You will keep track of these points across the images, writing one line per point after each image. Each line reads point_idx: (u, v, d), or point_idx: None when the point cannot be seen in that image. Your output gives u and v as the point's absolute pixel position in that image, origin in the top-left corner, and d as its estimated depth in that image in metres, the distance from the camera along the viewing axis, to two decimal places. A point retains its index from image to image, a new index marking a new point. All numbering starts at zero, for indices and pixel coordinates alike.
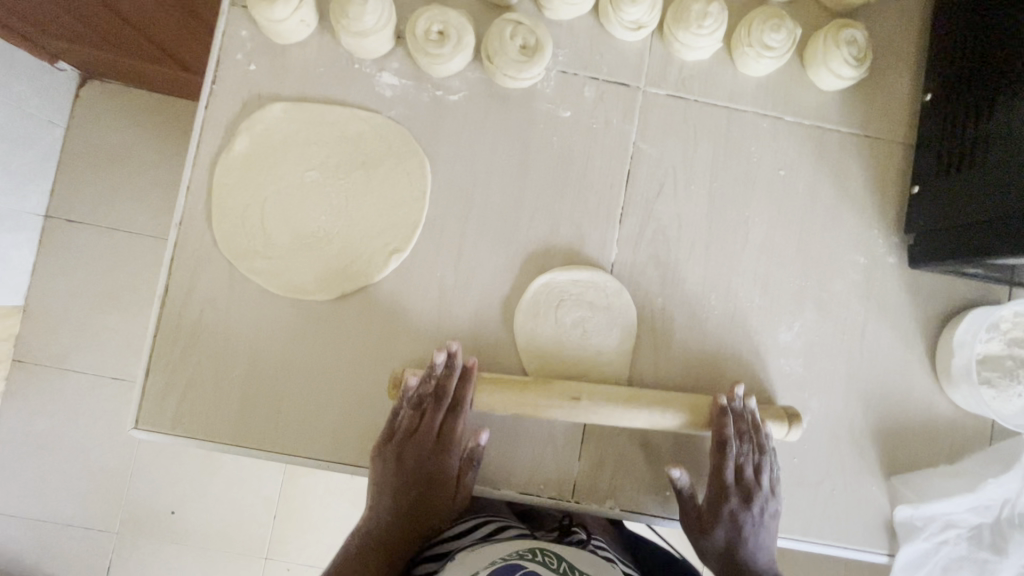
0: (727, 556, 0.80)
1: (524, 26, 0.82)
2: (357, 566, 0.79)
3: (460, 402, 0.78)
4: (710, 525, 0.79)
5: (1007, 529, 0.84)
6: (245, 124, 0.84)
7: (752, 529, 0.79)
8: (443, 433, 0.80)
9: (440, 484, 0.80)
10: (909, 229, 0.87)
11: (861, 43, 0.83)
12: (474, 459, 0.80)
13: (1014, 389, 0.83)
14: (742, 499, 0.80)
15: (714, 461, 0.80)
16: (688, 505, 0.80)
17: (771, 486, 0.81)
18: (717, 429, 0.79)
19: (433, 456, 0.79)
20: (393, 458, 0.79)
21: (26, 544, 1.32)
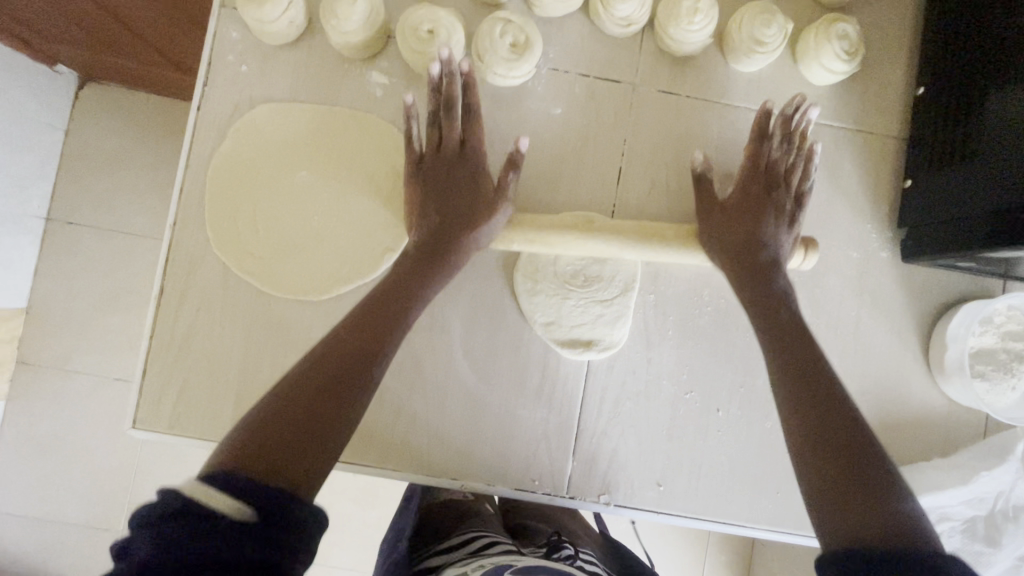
0: (746, 246, 0.75)
1: (513, 24, 0.81)
2: (339, 350, 0.63)
3: (452, 97, 0.76)
4: (726, 228, 0.76)
5: (1000, 521, 0.85)
6: (236, 126, 0.84)
7: (774, 222, 0.76)
8: (463, 142, 0.78)
9: (468, 215, 0.76)
10: (902, 223, 0.87)
11: (853, 37, 0.82)
12: (514, 165, 0.77)
13: (1007, 383, 0.84)
14: (770, 188, 0.78)
15: (750, 151, 0.79)
16: (725, 236, 0.76)
17: (802, 187, 0.79)
18: (763, 123, 0.78)
19: (452, 163, 0.78)
20: (423, 169, 0.78)
21: (32, 543, 1.33)
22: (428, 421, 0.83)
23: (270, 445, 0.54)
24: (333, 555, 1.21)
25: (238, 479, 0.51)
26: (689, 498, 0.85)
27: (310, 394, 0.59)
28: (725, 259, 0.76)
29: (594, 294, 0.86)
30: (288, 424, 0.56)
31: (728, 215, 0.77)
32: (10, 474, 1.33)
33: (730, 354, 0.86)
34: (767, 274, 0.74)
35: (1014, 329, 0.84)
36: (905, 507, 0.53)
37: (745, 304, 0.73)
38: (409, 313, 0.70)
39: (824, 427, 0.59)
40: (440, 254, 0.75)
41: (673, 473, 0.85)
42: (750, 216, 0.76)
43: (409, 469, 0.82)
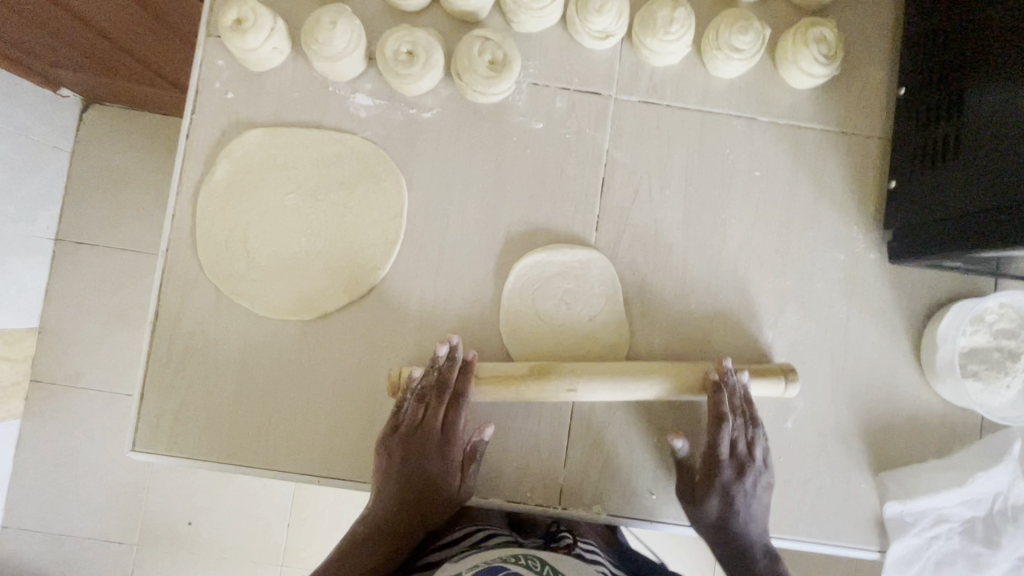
0: (717, 527, 0.80)
1: (491, 41, 0.82)
2: (378, 563, 0.80)
3: (447, 383, 0.79)
4: (705, 494, 0.80)
5: (999, 522, 0.84)
6: (223, 153, 0.86)
7: (744, 500, 0.80)
8: (444, 424, 0.80)
9: (439, 450, 0.80)
10: (888, 225, 0.87)
11: (830, 41, 0.83)
12: (476, 450, 0.80)
13: (1001, 382, 0.83)
14: (735, 471, 0.80)
15: (709, 438, 0.81)
16: (683, 469, 0.82)
17: (765, 460, 0.82)
18: (716, 410, 0.79)
19: (427, 445, 0.80)
20: (392, 451, 0.80)
21: (54, 554, 1.36)
22: None
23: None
24: None
25: None
26: (680, 505, 0.85)
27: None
28: (688, 488, 0.81)
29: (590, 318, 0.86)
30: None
31: (704, 486, 0.80)
32: (31, 486, 1.36)
33: None
34: (746, 559, 0.81)
35: (1006, 327, 0.83)
36: None
37: (711, 546, 0.82)
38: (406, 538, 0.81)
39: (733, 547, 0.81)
40: (422, 510, 0.81)
41: (665, 481, 0.85)
42: (707, 487, 0.80)
43: None
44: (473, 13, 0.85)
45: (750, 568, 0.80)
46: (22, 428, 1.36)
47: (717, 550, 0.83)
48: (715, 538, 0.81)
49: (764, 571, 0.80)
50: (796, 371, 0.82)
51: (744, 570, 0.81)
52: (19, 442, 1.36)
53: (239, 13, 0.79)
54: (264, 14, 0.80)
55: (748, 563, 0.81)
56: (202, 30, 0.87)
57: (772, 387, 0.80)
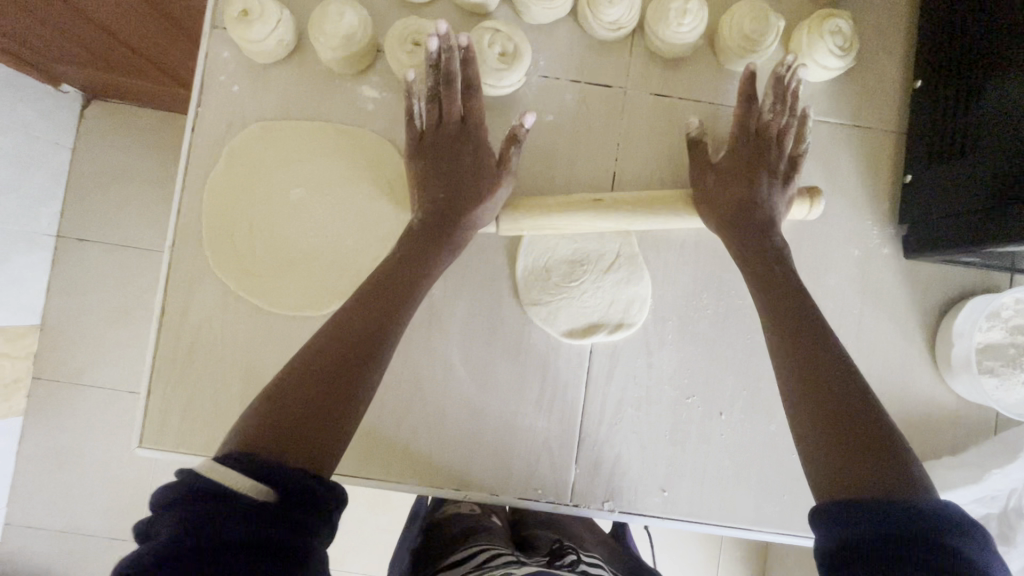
0: (745, 205, 0.75)
1: (501, 33, 0.81)
2: (371, 294, 0.67)
3: (453, 74, 0.75)
4: (738, 180, 0.75)
5: (1014, 519, 0.83)
6: (229, 147, 0.85)
7: (772, 188, 0.76)
8: (466, 113, 0.77)
9: (477, 148, 0.77)
10: (903, 219, 0.86)
11: (846, 32, 0.81)
12: (516, 141, 0.77)
13: (1016, 377, 0.82)
14: (767, 175, 0.76)
15: (738, 115, 0.78)
16: (712, 179, 0.77)
17: (797, 150, 0.79)
18: (750, 85, 0.76)
19: (456, 138, 0.77)
20: (427, 133, 0.77)
21: (59, 550, 1.36)
22: (428, 432, 0.83)
23: (301, 427, 0.55)
24: (348, 560, 1.22)
25: (258, 458, 0.52)
26: (692, 504, 0.84)
27: (319, 394, 0.58)
28: (721, 224, 0.76)
29: (605, 276, 0.86)
30: (302, 407, 0.56)
31: (723, 177, 0.76)
32: (36, 482, 1.36)
33: (732, 360, 0.85)
34: (776, 262, 0.72)
35: (1022, 322, 0.82)
36: (891, 437, 0.56)
37: (738, 258, 0.74)
38: (451, 244, 0.75)
39: (810, 372, 0.61)
40: (452, 221, 0.75)
41: (677, 479, 0.84)
42: (746, 176, 0.76)
43: (414, 482, 0.83)
44: (482, 5, 0.84)
45: (795, 317, 0.66)
46: (26, 425, 1.36)
47: (784, 366, 0.63)
48: (774, 296, 0.69)
49: (779, 242, 0.74)
50: (818, 188, 0.80)
51: (766, 274, 0.71)
52: (23, 439, 1.36)
53: (246, 4, 0.78)
54: (271, 6, 0.79)
55: (793, 298, 0.67)
56: (207, 22, 0.85)
57: (796, 207, 0.79)
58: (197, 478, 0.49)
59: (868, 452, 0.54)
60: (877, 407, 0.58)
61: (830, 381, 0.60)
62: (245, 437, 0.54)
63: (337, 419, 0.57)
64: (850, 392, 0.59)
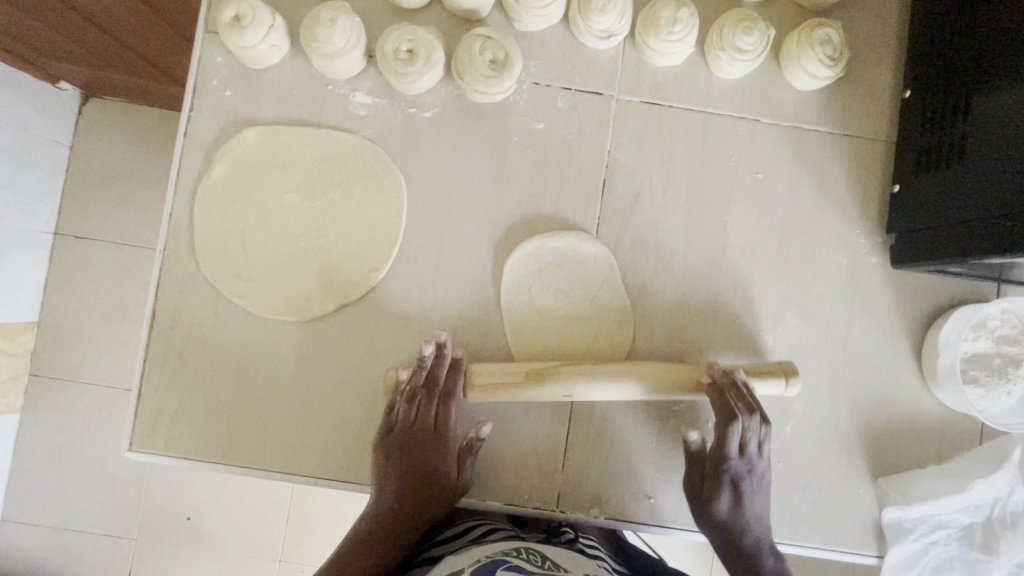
0: (731, 531, 0.80)
1: (492, 40, 0.81)
2: (385, 549, 0.81)
3: (434, 383, 0.80)
4: (715, 491, 0.79)
5: (998, 528, 0.84)
6: (220, 151, 0.85)
7: (751, 490, 0.80)
8: (438, 408, 0.81)
9: (439, 469, 0.82)
10: (891, 229, 0.86)
11: (836, 42, 0.82)
12: (478, 433, 0.81)
13: (1002, 388, 0.83)
14: (733, 484, 0.80)
15: (720, 434, 0.78)
16: (693, 472, 0.81)
17: (762, 456, 0.81)
18: (722, 406, 0.77)
19: (422, 441, 0.81)
20: (393, 454, 0.80)
21: (54, 546, 1.36)
22: None
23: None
24: None
25: None
26: (678, 510, 0.85)
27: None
28: (692, 489, 0.81)
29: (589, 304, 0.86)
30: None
31: (711, 491, 0.80)
32: (33, 478, 1.36)
33: None
34: (756, 562, 0.80)
35: (1009, 333, 0.83)
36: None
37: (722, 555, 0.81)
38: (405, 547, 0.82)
39: None
40: (422, 508, 0.82)
41: (663, 485, 0.85)
42: (710, 482, 0.80)
43: None
44: (474, 12, 0.84)
45: (744, 549, 0.80)
46: (24, 421, 1.36)
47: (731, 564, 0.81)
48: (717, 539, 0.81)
49: (771, 569, 0.80)
50: (794, 366, 0.80)
51: (749, 569, 0.80)
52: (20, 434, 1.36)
53: (237, 9, 0.78)
54: (262, 11, 0.79)
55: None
56: (200, 26, 0.86)
57: (773, 387, 0.79)
58: None
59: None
60: None
61: (755, 562, 0.80)
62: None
63: None
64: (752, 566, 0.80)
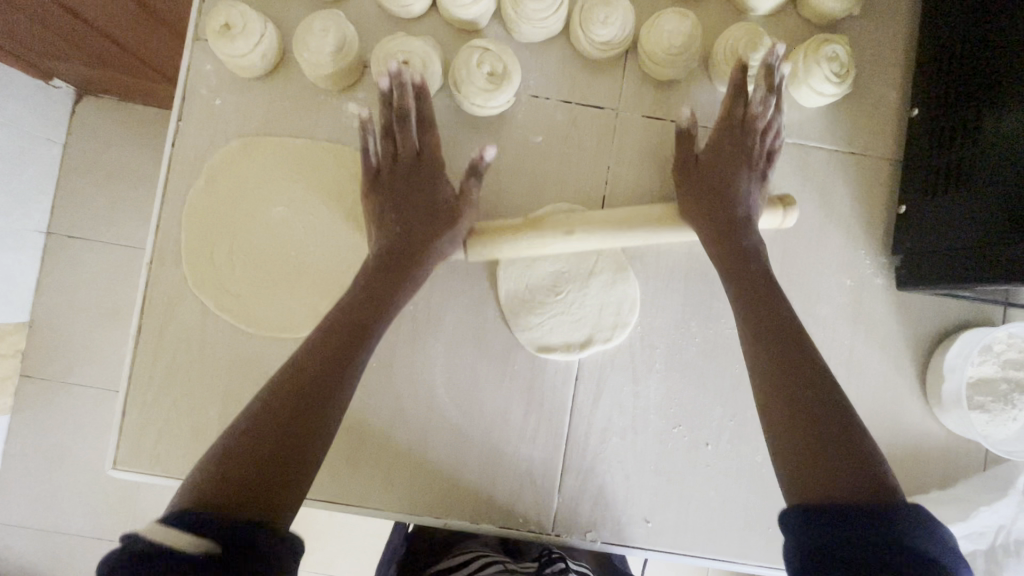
0: (726, 224, 0.74)
1: (490, 52, 0.79)
2: (370, 312, 0.68)
3: (407, 112, 0.76)
4: (707, 194, 0.75)
5: (1001, 556, 0.82)
6: (209, 164, 0.83)
7: (748, 188, 0.76)
8: (421, 151, 0.77)
9: (435, 224, 0.75)
10: (897, 249, 0.84)
11: (843, 58, 0.79)
12: (475, 172, 0.77)
13: (1007, 414, 0.81)
14: (748, 168, 0.76)
15: (726, 105, 0.77)
16: (694, 172, 0.77)
17: (768, 172, 0.78)
18: (739, 78, 0.75)
19: (417, 181, 0.76)
20: (383, 188, 0.76)
21: (40, 551, 1.33)
22: (410, 457, 0.82)
23: (275, 470, 0.53)
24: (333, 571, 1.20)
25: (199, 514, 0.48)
26: (676, 535, 0.83)
27: (285, 434, 0.56)
28: (699, 214, 0.75)
29: (589, 282, 0.84)
30: (268, 452, 0.54)
31: (711, 182, 0.76)
32: (20, 481, 1.32)
33: (719, 392, 0.84)
34: (747, 261, 0.71)
35: (1015, 357, 0.81)
36: (865, 439, 0.57)
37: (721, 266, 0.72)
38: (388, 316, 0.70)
39: (788, 396, 0.60)
40: (416, 265, 0.74)
41: (661, 509, 0.83)
42: (721, 172, 0.76)
43: (393, 509, 0.81)
44: (473, 22, 0.82)
45: (797, 354, 0.63)
46: (12, 424, 1.32)
47: (766, 422, 0.61)
48: (731, 254, 0.72)
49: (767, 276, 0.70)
50: (791, 197, 0.79)
51: (751, 295, 0.69)
52: (9, 436, 1.32)
53: (228, 18, 0.76)
54: (254, 20, 0.77)
55: (788, 328, 0.65)
56: (190, 33, 0.83)
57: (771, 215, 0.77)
58: (146, 540, 0.44)
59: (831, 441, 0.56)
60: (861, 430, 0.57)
61: (824, 413, 0.58)
62: (200, 487, 0.51)
63: (297, 458, 0.55)
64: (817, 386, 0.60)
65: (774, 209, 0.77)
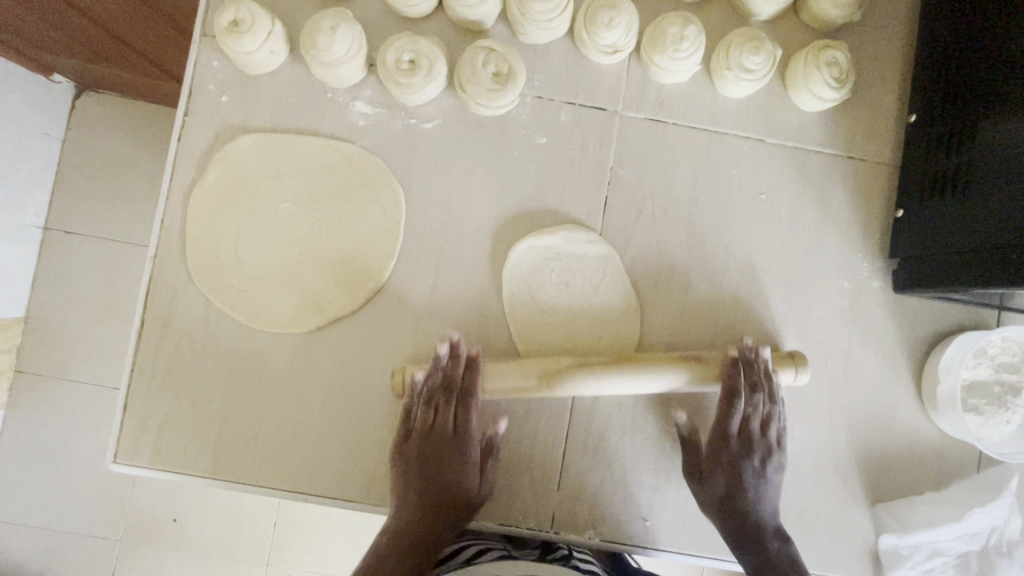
0: (730, 505, 0.78)
1: (496, 52, 0.80)
2: (434, 486, 0.78)
3: (452, 384, 0.79)
4: (711, 473, 0.79)
5: (993, 557, 0.83)
6: (215, 159, 0.83)
7: (752, 479, 0.79)
8: (455, 430, 0.80)
9: (460, 457, 0.79)
10: (893, 253, 0.86)
11: (843, 64, 0.81)
12: (492, 451, 0.81)
13: (1000, 417, 0.82)
14: (747, 451, 0.79)
15: (722, 412, 0.79)
16: (688, 447, 0.81)
17: (778, 437, 0.81)
18: (732, 381, 0.79)
19: (444, 453, 0.79)
20: (409, 448, 0.79)
21: (33, 549, 1.32)
22: None
23: None
24: None
25: None
26: (673, 533, 0.83)
27: None
28: (716, 506, 0.78)
29: (593, 295, 0.84)
30: None
31: (727, 474, 0.78)
32: (13, 478, 1.32)
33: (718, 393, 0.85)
34: (757, 544, 0.77)
35: (1008, 361, 0.82)
36: None
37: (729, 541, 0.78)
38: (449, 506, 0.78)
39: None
40: (454, 494, 0.78)
41: (660, 508, 0.83)
42: (728, 406, 0.79)
43: None
44: (478, 22, 0.83)
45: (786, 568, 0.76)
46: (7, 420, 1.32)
47: None
48: (730, 484, 0.78)
49: (778, 552, 0.77)
50: (803, 355, 0.81)
51: (759, 562, 0.76)
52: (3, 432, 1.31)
53: (236, 14, 0.76)
54: (262, 17, 0.78)
55: (785, 564, 0.76)
56: (197, 29, 0.84)
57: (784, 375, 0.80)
58: None
59: None
60: None
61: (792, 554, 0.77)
62: None
63: None
64: (775, 569, 0.76)
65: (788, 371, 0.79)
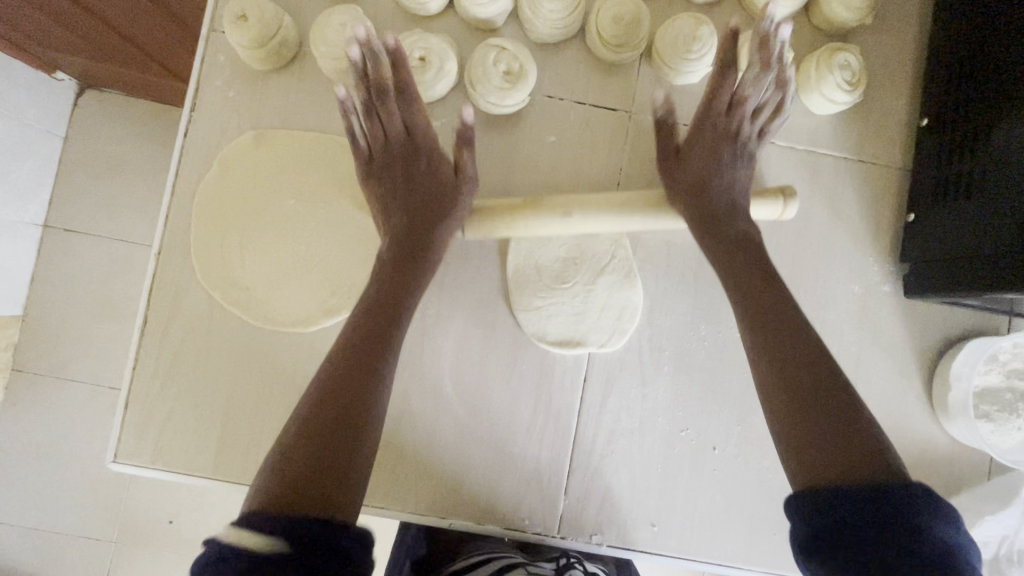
0: (707, 212, 0.73)
1: (508, 51, 0.79)
2: (385, 312, 0.67)
3: (384, 84, 0.72)
4: (688, 155, 0.76)
5: (1004, 566, 0.82)
6: (222, 154, 0.82)
7: (729, 160, 0.76)
8: (408, 127, 0.75)
9: (441, 208, 0.75)
10: (904, 258, 0.85)
11: (855, 67, 0.80)
12: (467, 142, 0.75)
13: (1012, 424, 0.81)
14: (727, 136, 0.76)
15: (708, 94, 0.75)
16: (666, 144, 0.78)
17: (765, 130, 0.78)
18: (717, 88, 0.75)
19: (408, 156, 0.75)
20: (374, 174, 0.76)
21: (26, 551, 1.30)
22: (416, 456, 0.81)
23: (326, 466, 0.54)
24: None
25: (266, 515, 0.50)
26: (681, 539, 0.82)
27: (314, 468, 0.54)
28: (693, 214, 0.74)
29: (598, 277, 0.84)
30: (305, 462, 0.54)
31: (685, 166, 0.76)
32: (7, 478, 1.30)
33: (727, 395, 0.84)
34: (725, 223, 0.73)
35: (1019, 367, 0.82)
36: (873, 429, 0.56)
37: (691, 220, 0.74)
38: (404, 307, 0.69)
39: (788, 381, 0.60)
40: (424, 253, 0.73)
41: (668, 513, 0.82)
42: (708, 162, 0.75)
43: (400, 509, 0.80)
44: (489, 22, 0.83)
45: (791, 345, 0.62)
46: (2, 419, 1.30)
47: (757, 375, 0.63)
48: (734, 269, 0.70)
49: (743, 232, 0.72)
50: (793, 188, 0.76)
51: (751, 290, 0.67)
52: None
53: (246, 10, 0.76)
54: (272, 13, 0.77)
55: (800, 347, 0.62)
56: (206, 26, 0.83)
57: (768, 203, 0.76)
58: (223, 545, 0.48)
59: (814, 399, 0.58)
60: (839, 376, 0.59)
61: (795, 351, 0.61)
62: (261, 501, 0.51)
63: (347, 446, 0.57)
64: (785, 328, 0.63)
65: (774, 199, 0.76)
